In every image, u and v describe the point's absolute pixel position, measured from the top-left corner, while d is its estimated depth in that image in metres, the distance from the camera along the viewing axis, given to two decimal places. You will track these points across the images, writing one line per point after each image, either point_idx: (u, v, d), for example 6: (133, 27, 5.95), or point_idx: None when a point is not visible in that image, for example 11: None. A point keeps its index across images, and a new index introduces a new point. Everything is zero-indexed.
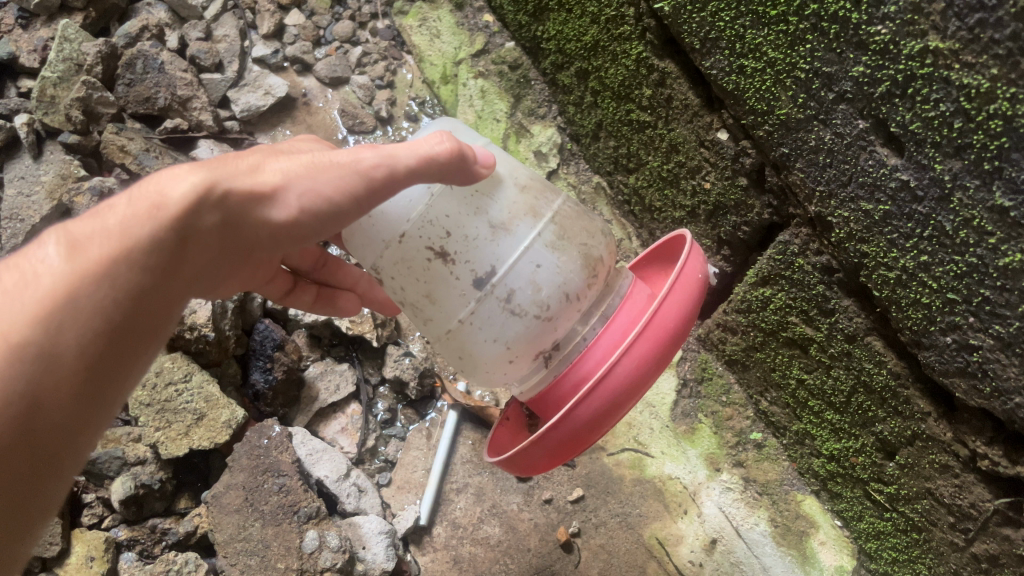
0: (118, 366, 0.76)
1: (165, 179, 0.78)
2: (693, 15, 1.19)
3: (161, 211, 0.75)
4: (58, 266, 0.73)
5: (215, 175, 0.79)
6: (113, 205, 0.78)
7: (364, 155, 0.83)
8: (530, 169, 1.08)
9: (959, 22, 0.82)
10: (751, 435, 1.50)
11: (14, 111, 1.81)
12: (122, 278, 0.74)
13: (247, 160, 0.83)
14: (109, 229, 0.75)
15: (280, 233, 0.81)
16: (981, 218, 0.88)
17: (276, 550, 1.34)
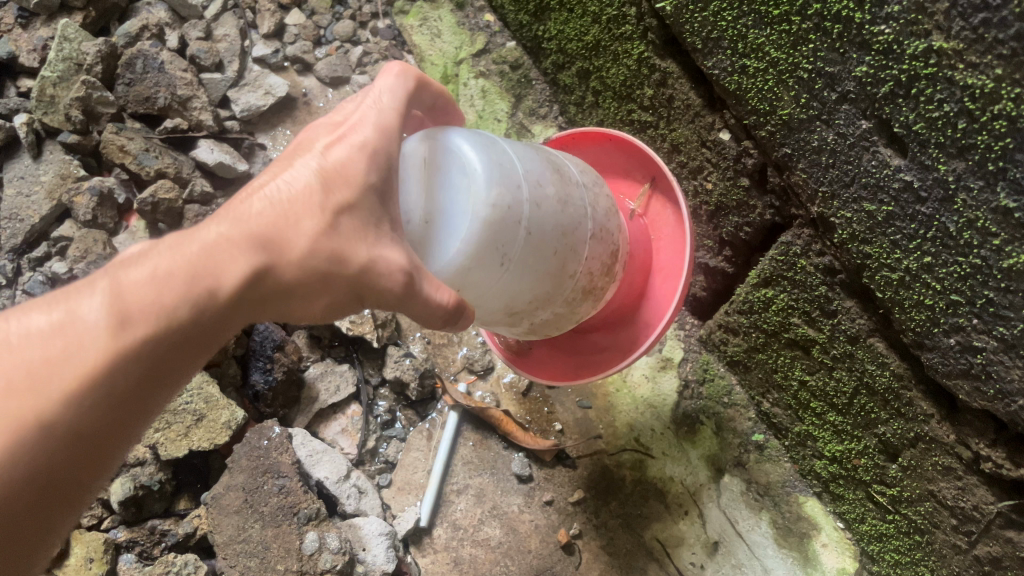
0: (148, 414, 0.86)
1: (216, 257, 0.80)
2: (695, 15, 1.18)
3: (211, 295, 0.80)
4: (103, 338, 0.78)
5: (266, 254, 0.81)
6: (168, 266, 0.81)
7: (395, 276, 0.84)
8: (544, 279, 1.05)
9: (964, 22, 0.81)
10: (752, 437, 1.48)
11: (14, 111, 1.80)
12: (160, 358, 0.81)
13: (304, 228, 0.83)
14: (155, 304, 0.79)
15: (304, 312, 0.87)
16: (986, 219, 0.88)
17: (276, 552, 1.33)
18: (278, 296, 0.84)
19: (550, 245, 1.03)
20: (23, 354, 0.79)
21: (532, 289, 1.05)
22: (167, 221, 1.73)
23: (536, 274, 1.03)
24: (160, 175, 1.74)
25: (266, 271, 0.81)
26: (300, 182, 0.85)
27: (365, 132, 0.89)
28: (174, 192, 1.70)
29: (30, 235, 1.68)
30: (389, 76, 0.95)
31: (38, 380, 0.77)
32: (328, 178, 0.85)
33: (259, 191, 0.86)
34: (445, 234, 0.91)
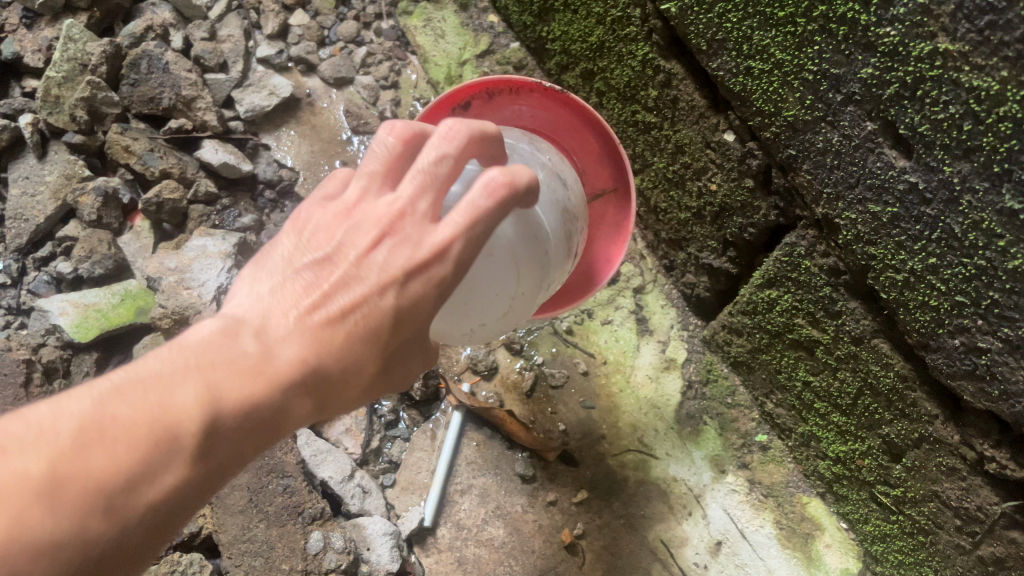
0: None
1: (299, 392, 0.75)
2: (700, 16, 1.18)
3: (283, 427, 0.76)
4: (181, 471, 0.69)
5: (340, 391, 0.78)
6: (257, 395, 0.72)
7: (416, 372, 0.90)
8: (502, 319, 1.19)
9: (970, 24, 0.82)
10: (757, 437, 1.50)
11: (19, 111, 1.81)
12: (220, 486, 0.75)
13: (372, 366, 0.80)
14: (240, 434, 0.72)
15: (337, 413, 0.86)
16: (991, 220, 0.88)
17: (281, 551, 1.33)
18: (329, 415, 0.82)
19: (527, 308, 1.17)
20: (83, 477, 0.65)
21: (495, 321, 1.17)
22: (171, 221, 1.74)
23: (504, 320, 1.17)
24: (165, 176, 1.74)
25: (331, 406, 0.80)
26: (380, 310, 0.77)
27: (448, 263, 0.79)
28: (178, 192, 1.71)
29: (35, 235, 1.69)
30: (489, 185, 0.78)
31: (103, 512, 0.66)
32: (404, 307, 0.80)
33: (341, 309, 0.76)
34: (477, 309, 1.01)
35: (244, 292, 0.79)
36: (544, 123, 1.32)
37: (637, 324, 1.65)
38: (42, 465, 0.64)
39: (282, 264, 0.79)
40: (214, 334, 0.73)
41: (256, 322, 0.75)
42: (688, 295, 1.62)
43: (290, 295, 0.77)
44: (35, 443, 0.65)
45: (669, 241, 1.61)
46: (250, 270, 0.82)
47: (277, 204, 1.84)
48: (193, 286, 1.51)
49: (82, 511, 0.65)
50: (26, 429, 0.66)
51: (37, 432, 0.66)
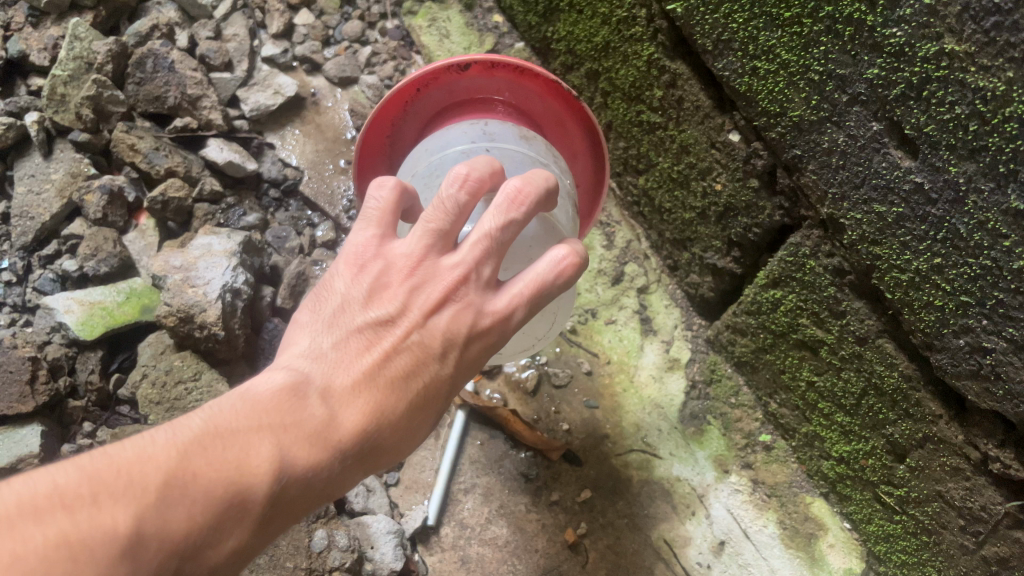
0: None
1: (360, 456, 0.82)
2: (706, 17, 1.19)
3: (341, 486, 0.83)
4: (249, 529, 0.73)
5: (393, 453, 0.87)
6: (324, 459, 0.79)
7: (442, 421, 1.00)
8: None
9: (976, 25, 0.82)
10: (760, 437, 1.51)
11: (24, 109, 1.81)
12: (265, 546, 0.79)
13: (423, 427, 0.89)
14: (306, 493, 0.78)
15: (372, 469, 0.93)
16: (996, 221, 0.88)
17: (285, 549, 1.32)
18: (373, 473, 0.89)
19: None
20: (165, 532, 0.68)
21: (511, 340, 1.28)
22: (176, 219, 1.74)
23: None
24: (171, 174, 1.74)
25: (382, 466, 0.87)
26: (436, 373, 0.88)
27: (504, 329, 0.90)
28: (184, 191, 1.72)
29: (40, 233, 1.69)
30: (555, 263, 0.90)
31: (176, 567, 0.69)
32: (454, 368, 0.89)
33: (405, 372, 0.85)
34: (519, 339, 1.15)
35: (308, 343, 0.86)
36: (533, 108, 1.31)
37: (641, 324, 1.65)
38: (132, 518, 0.67)
39: (347, 321, 0.86)
40: (288, 393, 0.79)
41: (322, 382, 0.82)
42: (692, 295, 1.62)
43: (353, 356, 0.85)
44: (127, 494, 0.68)
45: (674, 241, 1.61)
46: (310, 316, 0.88)
47: (281, 203, 1.86)
48: (197, 284, 1.51)
49: (162, 564, 0.68)
50: (117, 477, 0.68)
51: (129, 480, 0.68)
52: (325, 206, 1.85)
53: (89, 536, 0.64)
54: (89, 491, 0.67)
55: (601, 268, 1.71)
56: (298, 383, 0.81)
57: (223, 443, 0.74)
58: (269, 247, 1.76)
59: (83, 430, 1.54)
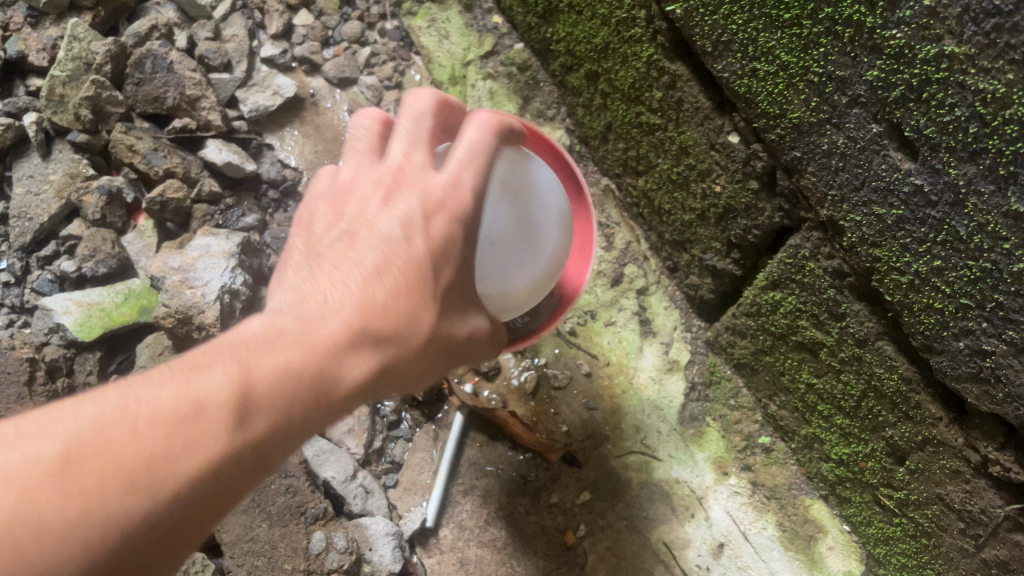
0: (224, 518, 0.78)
1: (342, 352, 0.80)
2: (706, 18, 1.19)
3: (334, 389, 0.79)
4: (218, 432, 0.72)
5: (390, 351, 0.83)
6: (287, 360, 0.77)
7: (473, 337, 0.96)
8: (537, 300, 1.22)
9: (976, 27, 0.81)
10: (759, 439, 1.50)
11: (23, 109, 1.81)
12: (266, 461, 0.76)
13: (421, 321, 0.85)
14: (284, 397, 0.76)
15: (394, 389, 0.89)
16: (997, 223, 0.88)
17: (283, 551, 1.34)
18: (382, 384, 0.85)
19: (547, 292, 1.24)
20: (109, 449, 0.68)
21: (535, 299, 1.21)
22: (175, 220, 1.73)
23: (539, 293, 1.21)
24: (169, 175, 1.74)
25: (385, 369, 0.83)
26: (410, 265, 0.84)
27: (459, 198, 0.89)
28: (182, 192, 1.71)
29: (38, 234, 1.69)
30: (475, 125, 0.92)
31: (137, 479, 0.68)
32: (433, 261, 0.87)
33: (368, 266, 0.83)
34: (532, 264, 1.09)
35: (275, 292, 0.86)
36: None
37: (641, 325, 1.65)
38: (60, 445, 0.67)
39: (308, 253, 0.87)
40: (245, 323, 0.80)
41: (287, 305, 0.82)
42: (692, 297, 1.62)
43: (314, 275, 0.84)
44: (59, 427, 0.68)
45: (673, 243, 1.61)
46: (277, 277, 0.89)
47: (280, 203, 1.86)
48: (196, 285, 1.50)
49: (110, 478, 0.67)
50: (55, 416, 0.69)
51: (64, 417, 0.69)
52: None
53: (17, 466, 0.65)
54: (28, 431, 0.68)
55: (600, 269, 1.71)
56: (260, 315, 0.81)
57: (175, 370, 0.75)
58: (269, 248, 1.76)
59: None
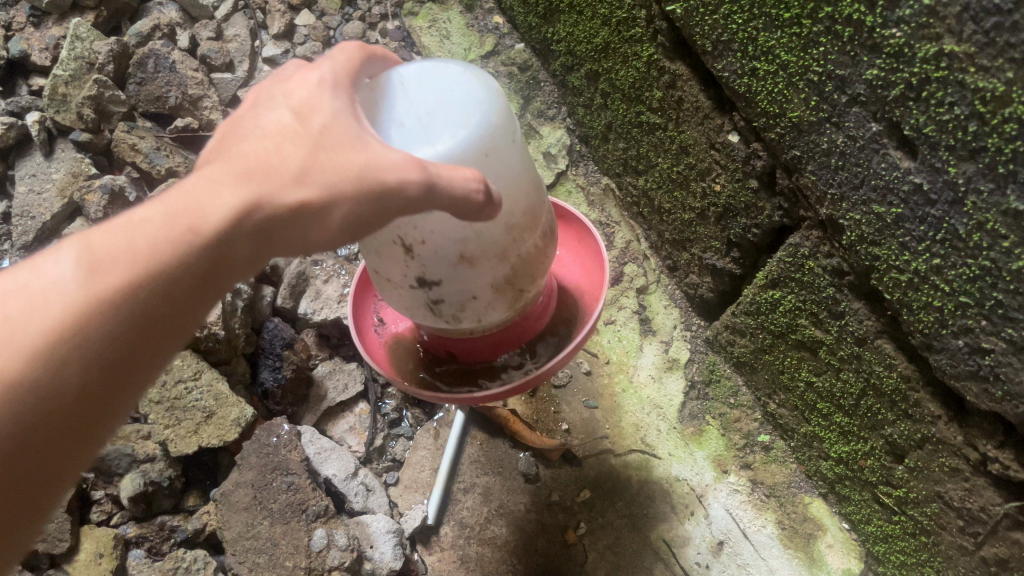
0: (128, 389, 0.69)
1: (203, 195, 0.69)
2: (706, 17, 1.19)
3: (192, 236, 0.67)
4: (60, 293, 0.66)
5: (253, 191, 0.68)
6: (136, 221, 0.69)
7: (408, 170, 0.69)
8: (533, 192, 0.93)
9: (976, 25, 0.81)
10: (758, 438, 1.51)
11: (26, 108, 1.82)
12: (129, 313, 0.67)
13: (290, 157, 0.70)
14: (129, 250, 0.67)
15: (316, 249, 0.71)
16: (996, 221, 0.88)
17: (284, 548, 1.34)
18: (276, 233, 0.69)
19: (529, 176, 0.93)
20: None
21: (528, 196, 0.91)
22: None
23: (524, 172, 0.90)
24: (171, 174, 1.74)
25: (256, 210, 0.68)
26: (268, 121, 0.73)
27: (324, 65, 0.78)
28: None
29: (40, 232, 1.69)
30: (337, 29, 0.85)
31: None
32: (297, 108, 0.74)
33: (233, 140, 0.74)
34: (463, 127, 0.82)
35: None
36: None
37: (640, 324, 1.66)
38: None
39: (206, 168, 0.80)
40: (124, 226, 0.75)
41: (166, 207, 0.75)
42: (692, 296, 1.63)
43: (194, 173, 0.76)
44: None
45: (673, 242, 1.61)
46: None
47: None
48: None
49: None
50: None
51: None
52: None
53: None
54: None
55: None
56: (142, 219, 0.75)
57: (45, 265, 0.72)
58: None
59: None
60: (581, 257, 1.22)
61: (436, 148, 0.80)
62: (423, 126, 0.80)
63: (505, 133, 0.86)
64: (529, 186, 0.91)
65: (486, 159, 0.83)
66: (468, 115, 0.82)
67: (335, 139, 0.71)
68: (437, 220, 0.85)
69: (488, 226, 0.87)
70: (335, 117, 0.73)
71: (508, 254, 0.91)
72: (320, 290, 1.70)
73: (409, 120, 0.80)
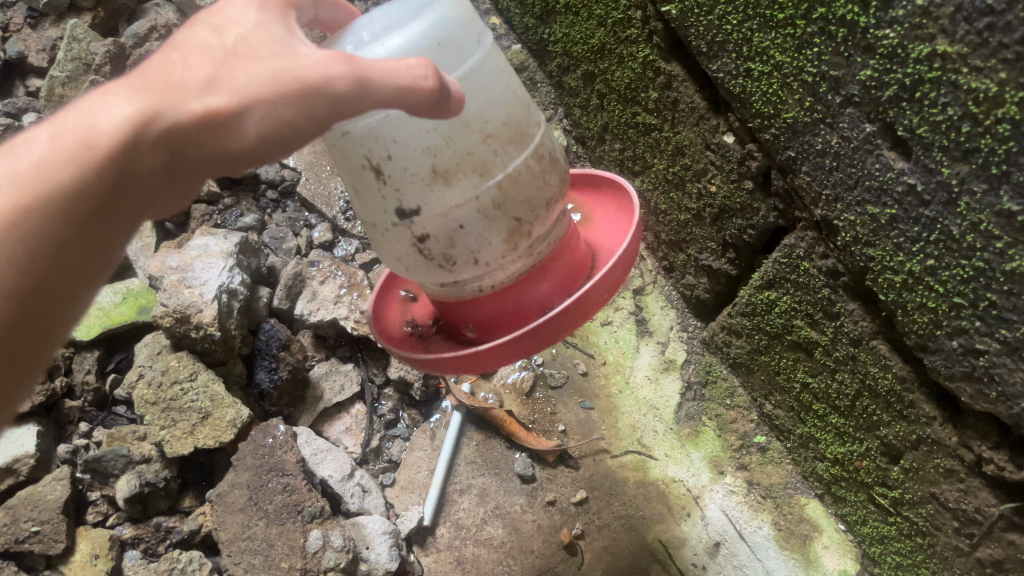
0: (61, 292, 0.67)
1: (97, 106, 0.65)
2: (701, 18, 1.19)
3: (86, 151, 0.63)
4: None
5: (154, 100, 0.64)
6: (24, 147, 0.66)
7: (335, 66, 0.64)
8: (518, 102, 0.86)
9: (968, 26, 0.81)
10: (755, 438, 1.51)
11: (22, 110, 1.86)
12: (26, 229, 0.64)
13: (197, 67, 0.65)
14: (21, 172, 0.64)
15: (235, 162, 0.67)
16: (989, 222, 0.88)
17: (280, 549, 1.34)
18: (184, 143, 0.64)
19: (512, 83, 0.87)
20: None
21: (505, 104, 0.84)
22: None
23: (498, 74, 0.84)
24: None
25: (157, 118, 0.63)
26: (181, 37, 0.69)
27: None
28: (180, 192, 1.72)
29: None
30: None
31: None
32: (214, 25, 0.70)
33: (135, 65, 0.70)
34: (417, 23, 0.79)
35: None
36: None
37: (637, 325, 1.67)
38: None
39: None
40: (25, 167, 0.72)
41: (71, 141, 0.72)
42: (688, 297, 1.62)
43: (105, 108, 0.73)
44: None
45: (669, 243, 1.61)
46: None
47: (279, 204, 1.93)
48: (193, 285, 1.52)
49: None
50: None
51: None
52: (323, 207, 1.87)
53: None
54: None
55: None
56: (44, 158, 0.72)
57: None
58: (265, 248, 1.78)
59: (80, 430, 1.56)
60: (623, 220, 1.00)
61: (387, 47, 0.78)
62: (378, 32, 0.79)
63: (465, 29, 0.82)
64: (504, 91, 0.85)
65: (441, 48, 0.80)
66: (421, 11, 0.80)
67: (251, 47, 0.67)
68: (399, 126, 0.79)
69: (457, 131, 0.80)
70: (255, 30, 0.68)
71: (488, 170, 0.83)
72: (317, 291, 1.69)
73: (364, 30, 0.79)
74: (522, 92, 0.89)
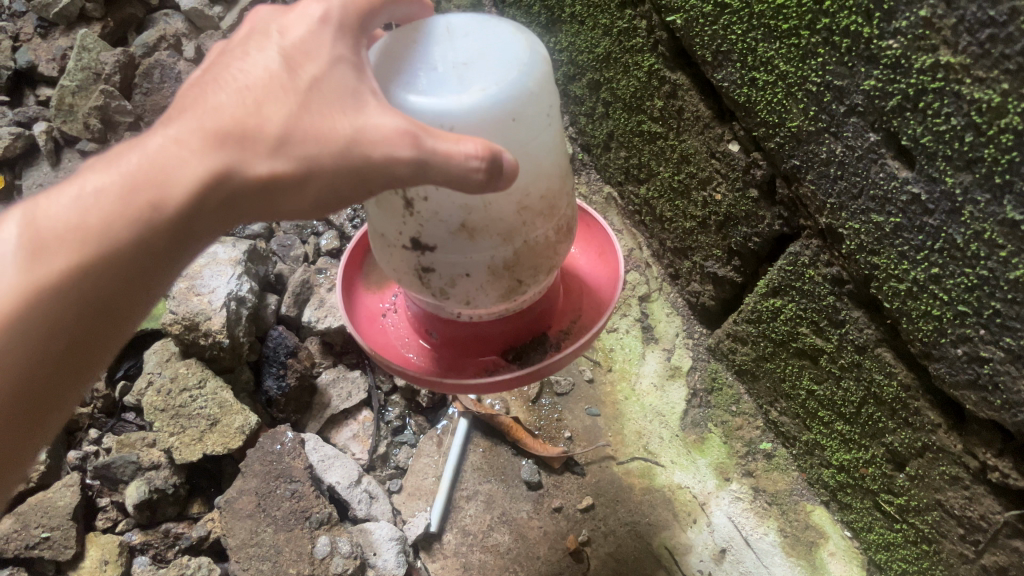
0: (119, 314, 0.75)
1: (167, 157, 0.69)
2: (705, 29, 1.21)
3: (155, 212, 0.69)
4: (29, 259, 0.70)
5: (224, 158, 0.69)
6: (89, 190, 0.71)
7: (400, 147, 0.69)
8: (558, 176, 0.87)
9: (970, 37, 0.82)
10: (761, 445, 1.52)
11: (33, 119, 1.90)
12: (95, 270, 0.71)
13: (268, 121, 0.70)
14: (89, 224, 0.70)
15: (291, 214, 0.74)
16: (992, 231, 0.88)
17: (288, 555, 1.35)
18: (247, 199, 0.71)
19: (560, 160, 0.88)
20: None
21: (548, 178, 0.85)
22: None
23: (551, 151, 0.85)
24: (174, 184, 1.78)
25: (226, 176, 0.69)
26: (255, 69, 0.74)
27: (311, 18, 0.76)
28: None
29: None
30: None
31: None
32: (286, 65, 0.73)
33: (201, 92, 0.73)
34: (497, 88, 0.77)
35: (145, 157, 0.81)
36: None
37: (643, 332, 1.68)
38: None
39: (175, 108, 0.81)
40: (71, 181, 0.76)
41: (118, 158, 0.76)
42: (694, 304, 1.63)
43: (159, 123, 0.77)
44: None
45: (675, 250, 1.62)
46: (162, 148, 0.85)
47: None
48: (202, 293, 1.54)
49: None
50: None
51: None
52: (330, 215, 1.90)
53: None
54: None
55: None
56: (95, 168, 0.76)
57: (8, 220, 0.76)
58: (274, 256, 1.80)
59: (90, 437, 1.59)
60: (597, 273, 1.10)
61: (461, 102, 0.76)
62: (453, 77, 0.77)
63: (539, 106, 0.81)
64: (550, 166, 0.85)
65: (513, 121, 0.79)
66: (505, 71, 0.78)
67: (320, 104, 0.71)
68: None
69: (498, 198, 0.81)
70: (325, 80, 0.73)
71: (513, 237, 0.85)
72: (324, 299, 1.72)
73: (439, 66, 0.77)
74: (566, 162, 0.89)
